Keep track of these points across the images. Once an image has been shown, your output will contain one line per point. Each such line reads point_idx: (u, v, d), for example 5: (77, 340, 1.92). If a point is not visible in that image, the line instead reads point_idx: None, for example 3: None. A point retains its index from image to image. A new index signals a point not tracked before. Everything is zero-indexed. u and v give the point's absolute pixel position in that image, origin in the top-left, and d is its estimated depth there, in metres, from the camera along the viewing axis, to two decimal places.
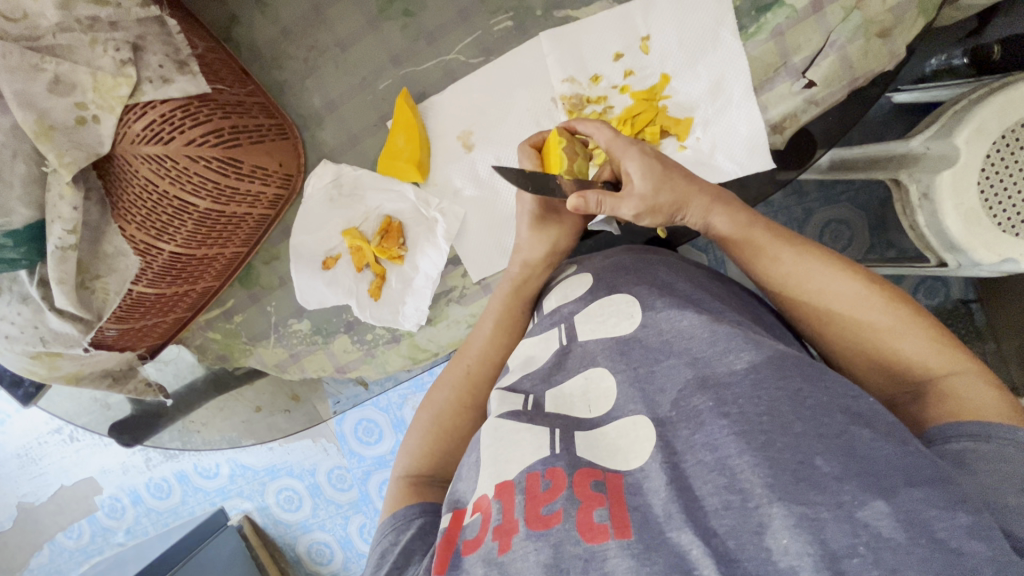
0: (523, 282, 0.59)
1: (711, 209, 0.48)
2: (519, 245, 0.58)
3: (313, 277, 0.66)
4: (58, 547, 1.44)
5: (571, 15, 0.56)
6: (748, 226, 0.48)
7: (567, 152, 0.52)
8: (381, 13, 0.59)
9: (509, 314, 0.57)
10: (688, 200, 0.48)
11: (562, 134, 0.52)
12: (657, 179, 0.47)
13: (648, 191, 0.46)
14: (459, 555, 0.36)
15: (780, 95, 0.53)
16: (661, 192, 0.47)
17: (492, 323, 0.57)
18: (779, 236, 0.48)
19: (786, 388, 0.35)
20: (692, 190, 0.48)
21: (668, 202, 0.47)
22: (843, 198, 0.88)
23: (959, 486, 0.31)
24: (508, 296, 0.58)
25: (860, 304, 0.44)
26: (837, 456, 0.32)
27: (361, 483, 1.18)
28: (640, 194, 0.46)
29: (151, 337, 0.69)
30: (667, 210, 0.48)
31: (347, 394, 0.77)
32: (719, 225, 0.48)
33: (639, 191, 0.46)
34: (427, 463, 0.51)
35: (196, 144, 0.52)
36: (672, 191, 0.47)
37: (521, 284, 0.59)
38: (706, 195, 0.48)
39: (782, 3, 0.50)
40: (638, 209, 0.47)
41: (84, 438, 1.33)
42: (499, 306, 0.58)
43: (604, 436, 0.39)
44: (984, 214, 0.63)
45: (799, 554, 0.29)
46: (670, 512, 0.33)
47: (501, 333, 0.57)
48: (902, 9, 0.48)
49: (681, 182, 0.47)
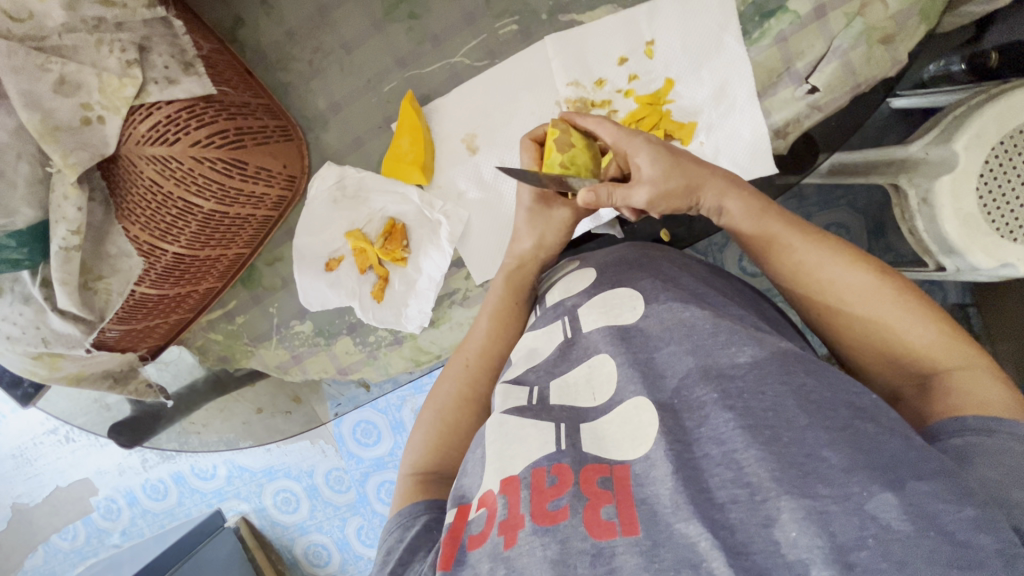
0: (523, 272, 0.59)
1: (726, 192, 0.48)
2: (515, 236, 0.58)
3: (315, 277, 0.65)
4: (53, 548, 1.43)
5: (575, 19, 0.56)
6: (760, 213, 0.48)
7: (559, 142, 0.52)
8: (387, 16, 0.59)
9: (505, 307, 0.57)
10: (701, 184, 0.48)
11: (557, 124, 0.52)
12: (667, 163, 0.47)
13: (658, 175, 0.47)
14: (464, 550, 0.37)
15: (784, 100, 0.53)
16: (673, 176, 0.47)
17: (489, 318, 0.57)
18: (792, 225, 0.48)
19: (790, 383, 0.36)
20: (704, 173, 0.48)
21: (681, 185, 0.47)
22: (842, 202, 0.89)
23: (965, 480, 0.31)
24: (504, 290, 0.58)
25: (871, 295, 0.44)
26: (844, 447, 0.32)
27: (360, 484, 1.17)
28: (650, 179, 0.47)
29: (152, 337, 0.69)
30: (681, 194, 0.48)
31: (347, 396, 0.76)
32: (733, 209, 0.48)
33: (648, 177, 0.47)
34: (433, 459, 0.51)
35: (202, 144, 0.52)
36: (683, 175, 0.47)
37: (520, 274, 0.59)
38: (718, 178, 0.48)
39: (785, 10, 0.51)
40: (651, 195, 0.47)
41: (79, 438, 1.32)
42: (496, 300, 0.57)
43: (608, 426, 0.39)
44: (983, 218, 0.63)
45: (808, 547, 0.29)
46: (678, 503, 0.33)
47: (498, 325, 0.57)
48: (905, 16, 0.48)
49: (691, 166, 0.47)
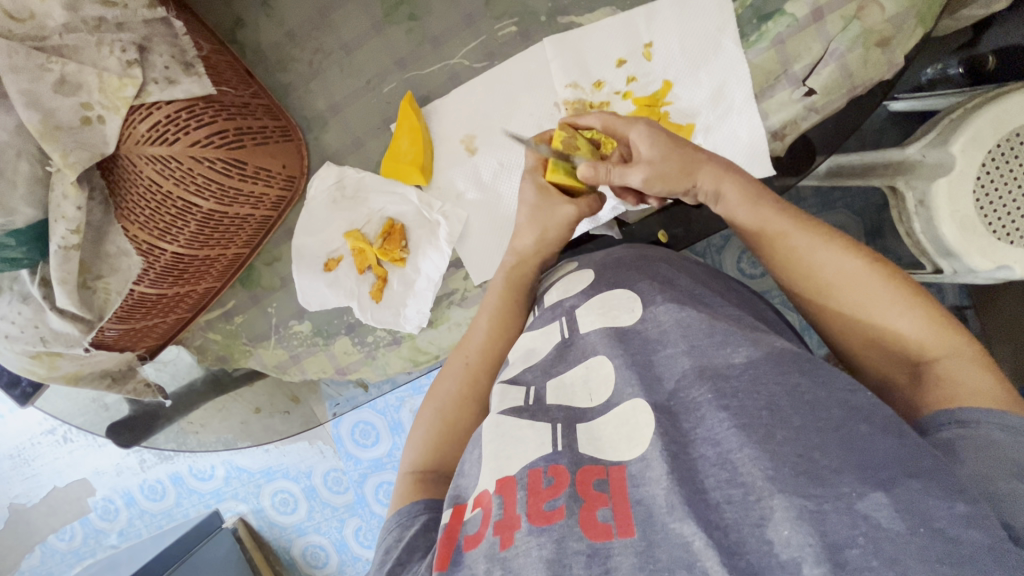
0: (522, 271, 0.58)
1: (722, 177, 0.48)
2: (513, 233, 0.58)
3: (314, 278, 0.66)
4: (49, 549, 1.43)
5: (574, 21, 0.56)
6: (756, 200, 0.47)
7: (567, 144, 0.52)
8: (387, 17, 0.60)
9: (506, 308, 0.57)
10: (696, 168, 0.48)
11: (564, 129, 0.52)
12: (665, 147, 0.47)
13: (656, 157, 0.47)
14: (460, 550, 0.37)
15: (781, 103, 0.53)
16: (670, 160, 0.47)
17: (489, 316, 0.57)
18: (784, 213, 0.47)
19: (784, 383, 0.36)
20: (700, 158, 0.48)
21: (677, 168, 0.47)
22: (839, 205, 0.89)
23: (957, 478, 0.31)
24: (504, 290, 0.58)
25: (862, 284, 0.44)
26: (836, 448, 0.32)
27: (357, 485, 1.17)
28: (648, 160, 0.48)
29: (150, 337, 0.69)
30: (677, 178, 0.48)
31: (345, 396, 0.76)
32: (729, 194, 0.48)
33: (646, 158, 0.48)
34: (432, 458, 0.51)
35: (201, 144, 0.52)
36: (680, 159, 0.47)
37: (518, 271, 0.58)
38: (716, 163, 0.48)
39: (782, 13, 0.51)
40: (646, 175, 0.48)
41: (77, 438, 1.32)
42: (497, 299, 0.57)
43: (605, 427, 0.39)
44: (979, 221, 0.63)
45: (800, 545, 0.29)
46: (673, 503, 0.33)
47: (498, 324, 0.57)
48: (901, 19, 0.48)
49: (689, 150, 0.48)
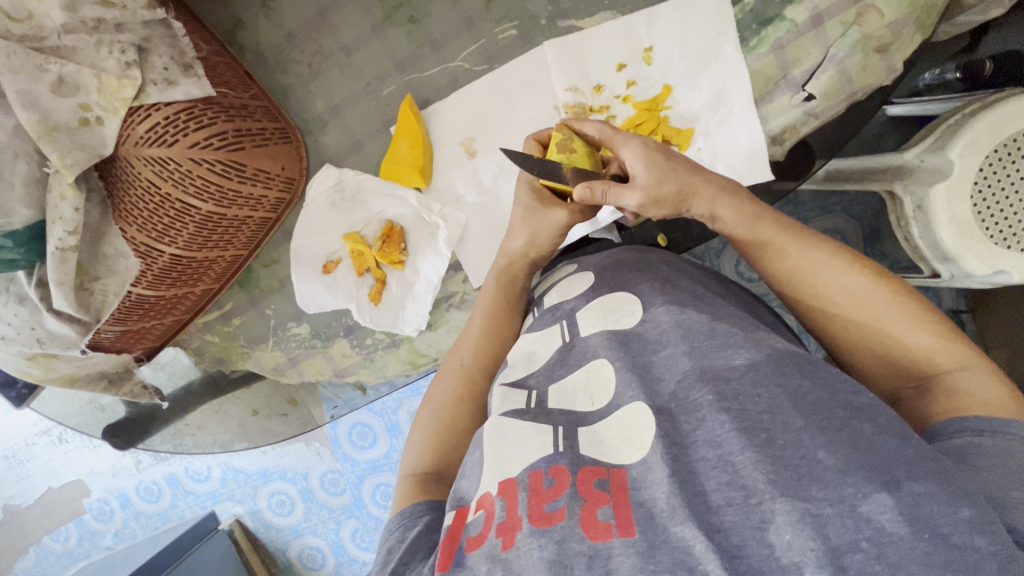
0: (513, 271, 0.59)
1: (717, 201, 0.48)
2: (512, 235, 0.58)
3: (313, 280, 0.65)
4: (44, 551, 1.42)
5: (574, 25, 0.56)
6: (754, 219, 0.48)
7: (562, 146, 0.52)
8: (386, 19, 0.59)
9: (497, 309, 0.57)
10: (692, 192, 0.48)
11: (561, 129, 0.53)
12: (662, 170, 0.47)
13: (651, 183, 0.47)
14: (463, 551, 0.36)
15: (781, 108, 0.53)
16: (666, 184, 0.47)
17: (482, 318, 0.57)
18: (787, 228, 0.48)
19: (786, 385, 0.36)
20: (697, 181, 0.48)
21: (673, 193, 0.48)
22: (837, 208, 0.89)
23: (960, 481, 0.31)
24: (497, 293, 0.58)
25: (867, 299, 0.44)
26: (840, 449, 0.32)
27: (355, 487, 1.17)
28: (643, 186, 0.47)
29: (148, 339, 0.68)
30: (671, 201, 0.48)
31: (343, 398, 0.77)
32: (725, 217, 0.49)
33: (642, 183, 0.47)
34: (433, 458, 0.50)
35: (200, 146, 0.52)
36: (677, 182, 0.47)
37: (509, 272, 0.59)
38: (710, 187, 0.48)
39: (782, 18, 0.52)
40: (641, 200, 0.48)
41: (72, 440, 1.32)
42: (488, 301, 0.58)
43: (607, 430, 0.39)
44: (977, 226, 0.64)
45: (801, 550, 0.29)
46: (674, 505, 0.33)
47: (491, 325, 0.57)
48: (900, 25, 0.48)
49: (685, 173, 0.48)
